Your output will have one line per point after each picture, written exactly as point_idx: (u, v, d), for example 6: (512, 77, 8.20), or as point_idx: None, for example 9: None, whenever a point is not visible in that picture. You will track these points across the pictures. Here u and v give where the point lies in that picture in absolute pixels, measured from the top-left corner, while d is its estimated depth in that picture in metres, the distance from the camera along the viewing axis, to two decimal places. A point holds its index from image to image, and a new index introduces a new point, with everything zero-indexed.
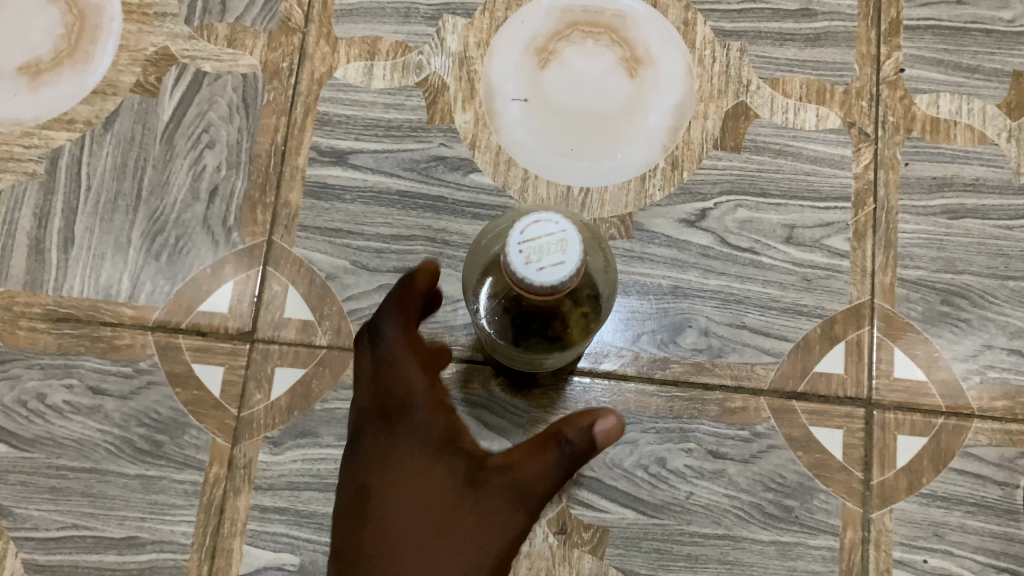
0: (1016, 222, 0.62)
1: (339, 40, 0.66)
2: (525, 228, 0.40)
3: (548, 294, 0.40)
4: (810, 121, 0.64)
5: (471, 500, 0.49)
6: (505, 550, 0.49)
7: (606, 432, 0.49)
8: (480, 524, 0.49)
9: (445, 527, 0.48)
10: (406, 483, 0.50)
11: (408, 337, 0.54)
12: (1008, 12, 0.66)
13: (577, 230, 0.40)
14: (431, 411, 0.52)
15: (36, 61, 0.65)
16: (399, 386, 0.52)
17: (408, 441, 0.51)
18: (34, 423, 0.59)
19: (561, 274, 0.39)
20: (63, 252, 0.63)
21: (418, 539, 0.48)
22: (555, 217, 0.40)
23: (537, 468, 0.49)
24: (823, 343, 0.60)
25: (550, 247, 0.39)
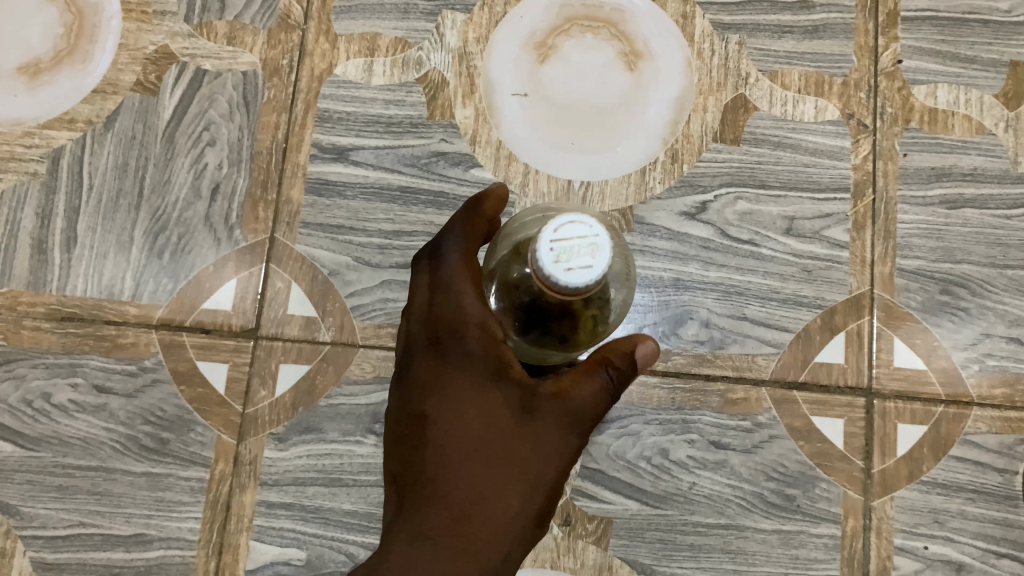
0: (1014, 211, 0.63)
1: (339, 36, 0.66)
2: (558, 227, 0.39)
3: (567, 293, 0.39)
4: (809, 114, 0.64)
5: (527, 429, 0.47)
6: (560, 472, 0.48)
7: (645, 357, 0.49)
8: (537, 450, 0.47)
9: (503, 455, 0.47)
10: (461, 412, 0.48)
11: (460, 260, 0.49)
12: (1005, 2, 0.66)
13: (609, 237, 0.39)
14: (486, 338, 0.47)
15: (35, 61, 0.65)
16: (452, 313, 0.48)
17: (459, 370, 0.48)
18: (39, 422, 0.60)
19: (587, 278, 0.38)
20: (66, 252, 0.63)
21: (477, 468, 0.46)
22: (588, 221, 0.39)
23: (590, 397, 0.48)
24: (823, 334, 0.61)
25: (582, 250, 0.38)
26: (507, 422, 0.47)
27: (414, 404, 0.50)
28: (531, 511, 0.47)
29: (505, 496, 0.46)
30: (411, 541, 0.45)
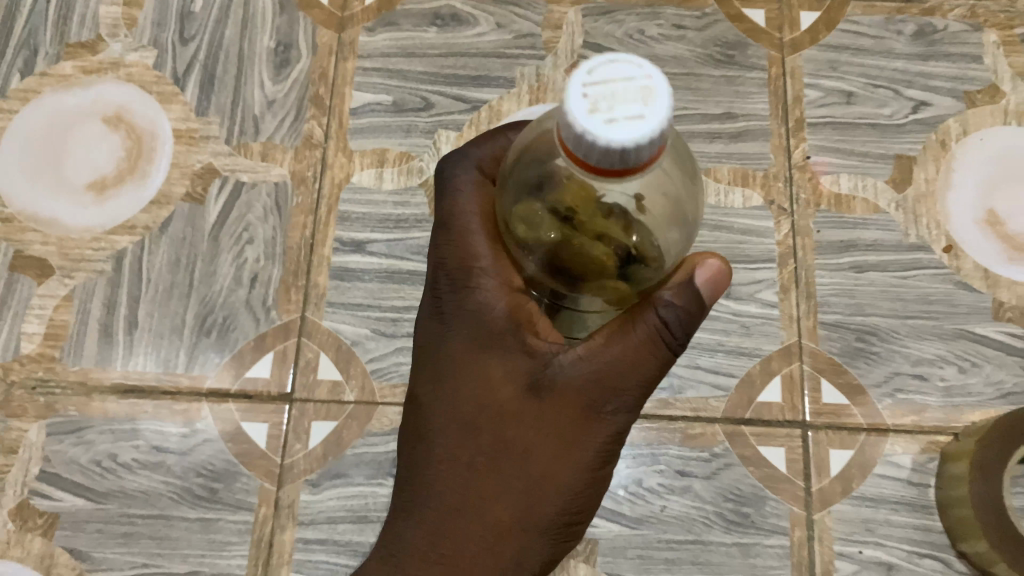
0: (910, 271, 0.77)
1: (354, 151, 0.81)
2: (595, 69, 0.36)
3: (623, 173, 0.37)
4: (738, 201, 0.79)
5: (554, 400, 0.51)
6: (601, 442, 0.52)
7: (714, 283, 0.48)
8: (571, 423, 0.51)
9: (527, 418, 0.51)
10: (463, 368, 0.53)
11: (474, 202, 0.53)
12: (887, 109, 0.83)
13: (662, 82, 0.36)
14: (502, 292, 0.51)
15: (102, 179, 0.79)
16: (462, 257, 0.52)
17: (477, 346, 0.53)
18: (106, 478, 0.71)
19: (638, 135, 0.35)
20: (128, 334, 0.75)
21: (536, 454, 0.51)
22: (641, 59, 0.37)
23: (633, 352, 0.49)
24: (763, 377, 0.73)
25: (628, 95, 0.36)
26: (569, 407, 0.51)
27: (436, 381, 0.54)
28: (544, 487, 0.52)
29: (531, 454, 0.52)
30: (468, 519, 0.53)
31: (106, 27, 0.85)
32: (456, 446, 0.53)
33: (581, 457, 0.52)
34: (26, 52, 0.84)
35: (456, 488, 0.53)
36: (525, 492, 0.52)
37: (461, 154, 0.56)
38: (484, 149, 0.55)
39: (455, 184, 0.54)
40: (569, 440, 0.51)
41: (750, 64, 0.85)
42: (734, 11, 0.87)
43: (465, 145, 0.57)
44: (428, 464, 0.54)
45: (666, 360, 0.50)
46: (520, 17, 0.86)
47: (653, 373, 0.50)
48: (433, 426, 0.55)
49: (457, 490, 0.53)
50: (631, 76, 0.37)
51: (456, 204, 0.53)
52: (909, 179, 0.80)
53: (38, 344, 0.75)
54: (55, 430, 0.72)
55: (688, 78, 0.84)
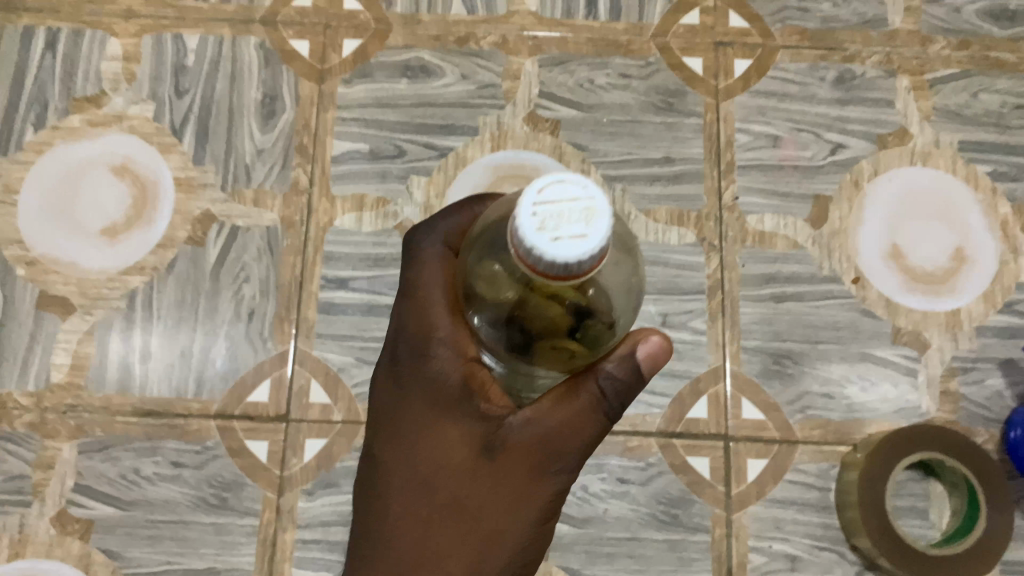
0: (822, 301, 0.90)
1: (336, 197, 0.91)
2: (546, 192, 0.43)
3: (568, 278, 0.43)
4: (674, 239, 0.91)
5: (503, 458, 0.57)
6: (544, 497, 0.59)
7: (655, 357, 0.55)
8: (520, 480, 0.58)
9: (478, 476, 0.58)
10: (424, 425, 0.60)
11: (438, 275, 0.61)
12: (808, 152, 0.95)
13: (604, 203, 0.43)
14: (456, 359, 0.59)
15: (113, 225, 0.90)
16: (423, 326, 0.61)
17: (435, 406, 0.60)
18: (132, 489, 0.84)
19: (579, 253, 0.41)
20: (144, 364, 0.86)
21: (487, 508, 0.58)
22: (587, 182, 0.43)
23: (576, 417, 0.56)
24: (692, 397, 0.86)
25: (573, 216, 0.42)
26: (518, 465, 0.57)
27: (398, 435, 0.62)
28: (493, 538, 0.58)
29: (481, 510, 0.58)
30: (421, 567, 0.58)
31: (109, 82, 0.95)
32: (411, 505, 0.60)
33: (528, 513, 0.58)
34: (38, 107, 0.93)
35: (412, 537, 0.59)
36: (477, 542, 0.58)
37: (431, 226, 0.64)
38: (451, 221, 0.63)
39: (423, 257, 0.62)
40: (516, 496, 0.58)
41: (688, 110, 0.96)
42: (674, 59, 0.98)
43: (435, 215, 0.65)
44: (387, 521, 0.60)
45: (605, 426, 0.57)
46: (482, 68, 0.96)
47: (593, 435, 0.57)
48: (389, 487, 0.61)
49: (411, 547, 0.59)
50: (576, 196, 0.43)
51: (421, 274, 0.62)
52: (825, 217, 0.92)
53: (65, 373, 0.86)
54: (85, 449, 0.84)
55: (631, 125, 0.95)
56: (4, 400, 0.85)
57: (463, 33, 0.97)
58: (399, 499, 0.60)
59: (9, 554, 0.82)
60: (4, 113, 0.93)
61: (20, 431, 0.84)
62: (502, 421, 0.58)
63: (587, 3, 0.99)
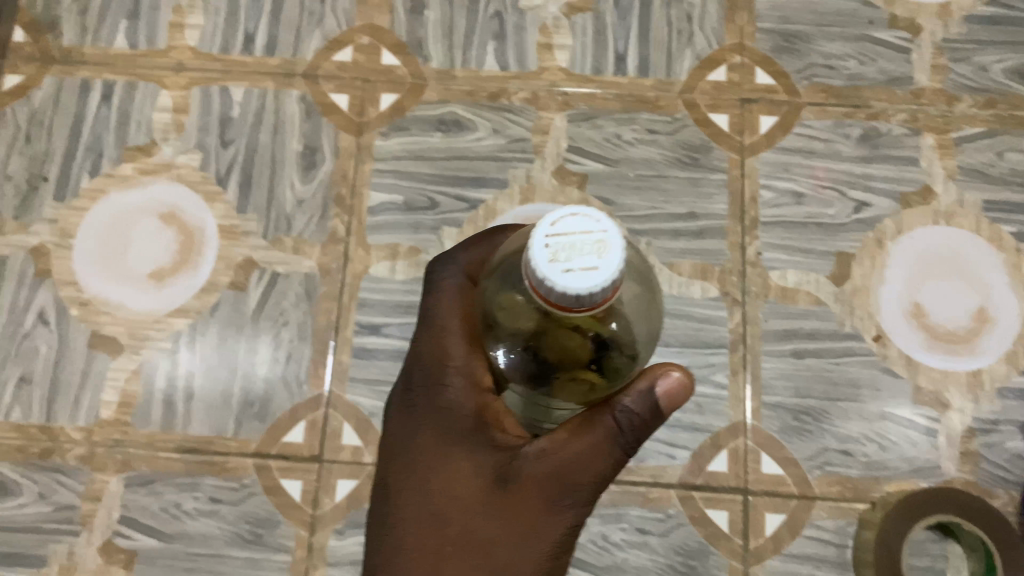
0: (843, 358, 0.92)
1: (371, 246, 0.96)
2: (558, 225, 0.45)
3: (581, 308, 0.45)
4: (697, 292, 0.95)
5: (517, 488, 0.59)
6: (559, 531, 0.59)
7: (674, 393, 0.57)
8: (534, 511, 0.59)
9: (492, 506, 0.59)
10: (439, 457, 0.63)
11: (454, 307, 0.65)
12: (831, 209, 0.98)
13: (615, 236, 0.45)
14: (469, 391, 0.62)
15: (160, 269, 0.95)
16: (439, 355, 0.64)
17: (450, 436, 0.63)
18: (173, 522, 0.88)
19: (589, 284, 0.44)
20: (187, 403, 0.91)
21: (501, 539, 0.59)
22: (600, 216, 0.46)
23: (589, 449, 0.57)
24: (712, 450, 0.89)
25: (585, 249, 0.45)
26: (532, 495, 0.59)
27: (412, 466, 0.63)
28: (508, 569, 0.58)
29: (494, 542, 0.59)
30: None
31: (159, 132, 0.99)
32: (426, 535, 0.61)
33: (542, 545, 0.59)
34: (93, 156, 0.98)
35: (426, 566, 0.60)
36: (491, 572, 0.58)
37: (450, 259, 0.68)
38: (472, 253, 0.67)
39: (441, 288, 0.66)
40: (530, 527, 0.59)
41: (712, 165, 0.99)
42: (700, 115, 1.01)
43: (454, 249, 0.69)
44: (401, 553, 0.61)
45: (619, 459, 0.58)
46: (513, 123, 1.01)
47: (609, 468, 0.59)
48: (402, 519, 0.62)
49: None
50: (589, 230, 0.45)
51: (439, 305, 0.66)
52: (846, 275, 0.95)
53: (114, 410, 0.91)
54: (131, 482, 0.89)
55: (656, 180, 0.99)
56: (57, 434, 0.90)
57: (495, 89, 1.02)
58: (411, 532, 0.61)
59: None
60: (62, 161, 0.98)
61: (70, 463, 0.89)
62: (517, 450, 0.59)
63: (617, 59, 1.03)
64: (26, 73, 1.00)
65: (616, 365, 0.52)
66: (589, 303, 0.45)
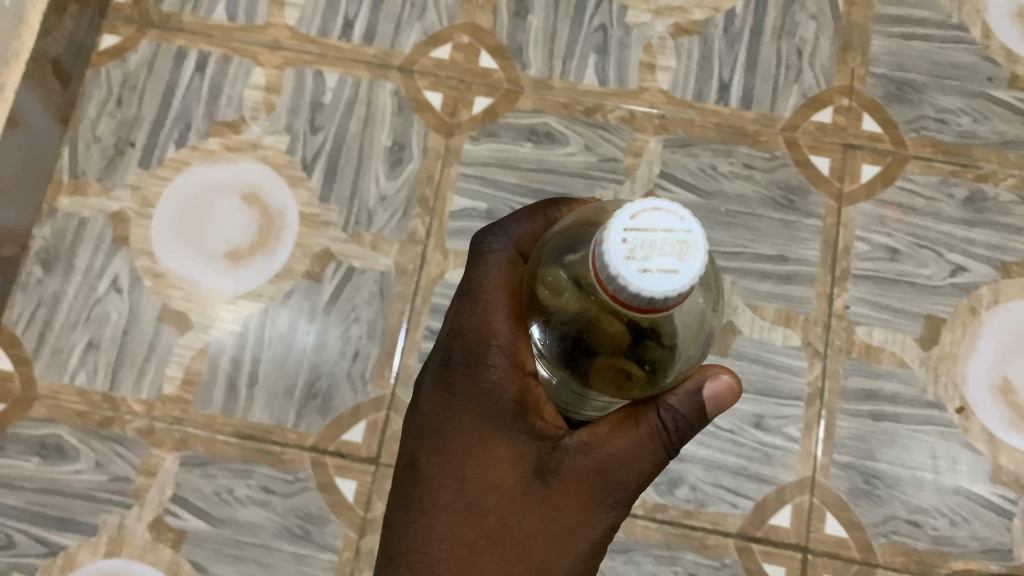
0: (921, 426, 0.91)
1: (449, 251, 0.93)
2: (639, 218, 0.41)
3: (648, 311, 0.41)
4: (779, 339, 0.92)
5: (556, 486, 0.56)
6: (594, 532, 0.57)
7: (721, 397, 0.54)
8: (576, 506, 0.56)
9: (530, 502, 0.57)
10: (476, 440, 0.58)
11: (501, 280, 0.58)
12: (927, 269, 0.95)
13: (699, 239, 0.41)
14: (513, 373, 0.57)
15: (236, 250, 0.93)
16: (481, 332, 0.58)
17: (489, 419, 0.58)
18: (224, 507, 0.87)
19: (668, 287, 0.39)
20: (249, 389, 0.90)
21: (540, 532, 0.56)
22: (685, 214, 0.41)
23: (635, 445, 0.54)
24: (775, 503, 0.89)
25: (665, 248, 0.40)
26: (575, 489, 0.56)
27: (446, 446, 0.59)
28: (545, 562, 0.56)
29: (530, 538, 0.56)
30: None
31: (248, 109, 0.97)
32: (462, 521, 0.58)
33: (581, 539, 0.57)
34: (181, 126, 0.97)
35: (462, 554, 0.57)
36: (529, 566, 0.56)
37: (501, 228, 0.61)
38: (523, 224, 0.61)
39: (488, 259, 0.59)
40: (570, 522, 0.56)
41: (808, 210, 0.96)
42: (801, 156, 0.97)
43: (505, 217, 0.62)
44: (435, 537, 0.58)
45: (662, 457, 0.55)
46: (606, 141, 0.97)
47: (649, 469, 0.56)
48: (434, 501, 0.59)
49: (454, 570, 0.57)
50: (670, 227, 0.41)
51: (482, 276, 0.59)
52: (935, 340, 0.93)
53: (176, 387, 0.90)
54: (186, 461, 0.88)
55: (749, 218, 0.95)
56: (119, 404, 0.89)
57: (591, 104, 0.98)
58: (443, 518, 0.58)
59: (105, 552, 0.86)
60: (151, 128, 0.97)
61: (129, 435, 0.89)
62: (558, 443, 0.56)
63: (720, 88, 0.99)
64: (123, 34, 0.99)
65: (660, 360, 0.46)
66: (661, 308, 0.40)
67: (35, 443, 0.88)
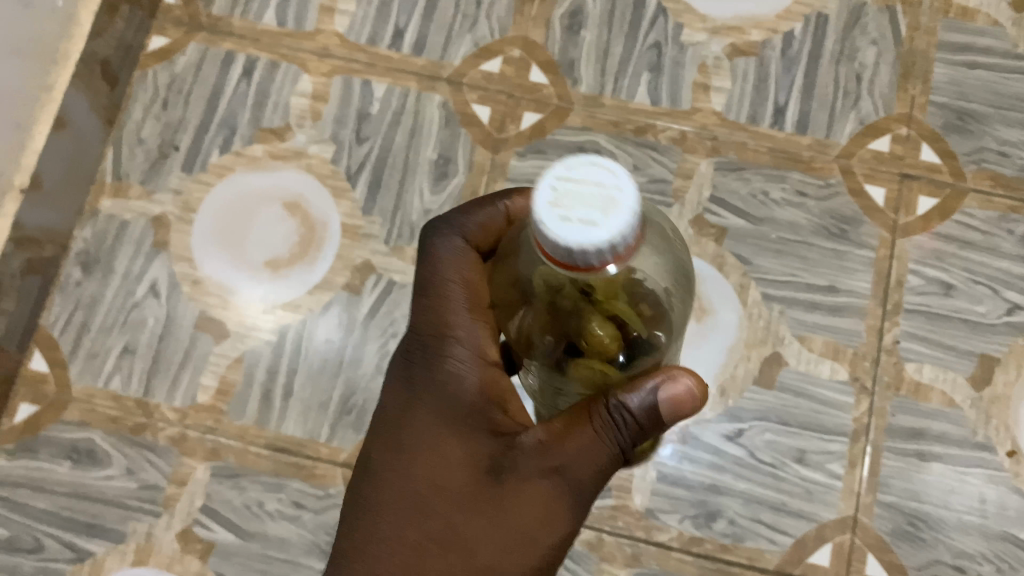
0: (970, 468, 0.87)
1: None
2: (573, 171, 0.40)
3: (573, 268, 0.39)
4: (825, 373, 0.90)
5: (509, 488, 0.53)
6: (552, 537, 0.54)
7: (682, 400, 0.52)
8: (533, 507, 0.53)
9: (484, 499, 0.53)
10: (428, 434, 0.56)
11: (456, 273, 0.58)
12: (982, 306, 0.92)
13: (630, 195, 0.39)
14: (471, 362, 0.56)
15: (277, 259, 0.92)
16: (438, 324, 0.57)
17: (441, 414, 0.56)
18: (253, 520, 0.86)
19: (584, 240, 0.38)
20: (283, 402, 0.88)
21: (494, 531, 0.53)
22: (620, 171, 0.39)
23: (593, 444, 0.52)
24: (816, 541, 0.86)
25: (592, 201, 0.39)
26: (532, 487, 0.53)
27: (394, 442, 0.56)
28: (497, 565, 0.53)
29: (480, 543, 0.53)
30: None
31: (294, 117, 0.96)
32: (409, 520, 0.54)
33: (537, 542, 0.53)
34: (226, 131, 0.96)
35: (408, 556, 0.53)
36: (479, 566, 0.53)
37: (446, 221, 0.60)
38: (474, 218, 0.59)
39: (437, 254, 0.58)
40: (525, 522, 0.53)
41: (860, 241, 0.93)
42: (856, 184, 0.94)
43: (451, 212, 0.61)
44: (379, 537, 0.54)
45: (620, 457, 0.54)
46: (655, 162, 0.95)
47: (604, 469, 0.54)
48: (380, 500, 0.55)
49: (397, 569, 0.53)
50: (603, 180, 0.39)
51: (432, 270, 0.58)
52: (988, 379, 0.89)
53: (210, 396, 0.89)
54: (217, 472, 0.87)
55: (799, 246, 0.93)
56: (153, 411, 0.88)
57: (642, 124, 0.96)
58: (390, 518, 0.54)
59: (132, 560, 0.85)
60: (195, 132, 0.96)
61: (161, 443, 0.88)
62: (513, 440, 0.54)
63: (775, 112, 0.96)
64: (172, 36, 0.98)
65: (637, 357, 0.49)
66: (582, 264, 0.39)
67: (67, 446, 0.87)
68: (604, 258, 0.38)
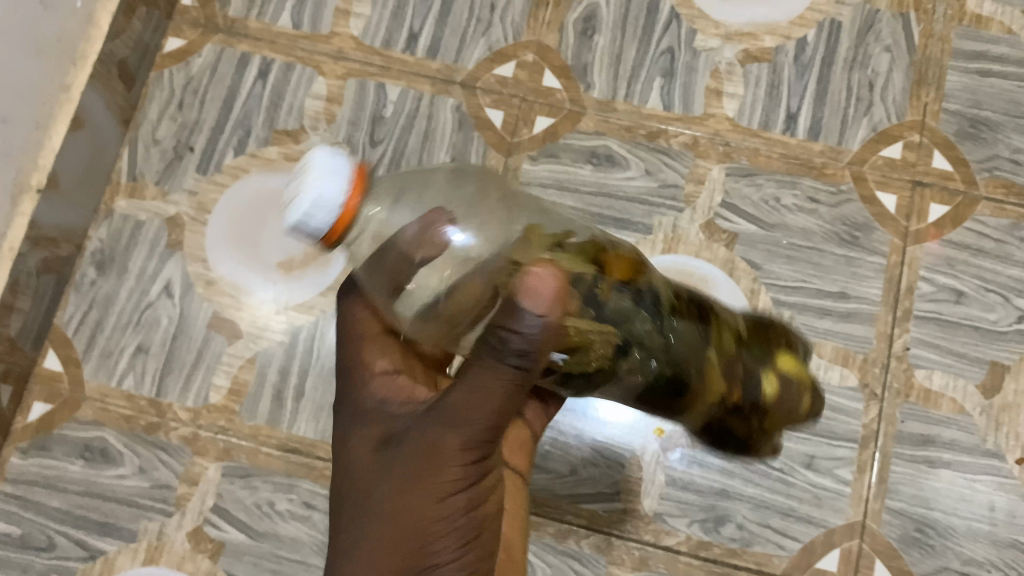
0: (980, 475, 0.87)
1: None
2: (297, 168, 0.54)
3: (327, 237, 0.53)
4: (835, 378, 0.90)
5: (403, 449, 0.58)
6: (454, 472, 0.56)
7: (542, 287, 0.51)
8: (426, 451, 0.57)
9: (386, 466, 0.59)
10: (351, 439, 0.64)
11: (355, 318, 0.69)
12: (992, 314, 0.92)
13: (317, 160, 0.53)
14: (374, 379, 0.66)
15: (290, 260, 0.92)
16: (349, 360, 0.69)
17: (359, 419, 0.64)
18: (264, 520, 0.86)
19: (305, 206, 0.52)
20: (295, 403, 0.89)
21: (402, 488, 0.57)
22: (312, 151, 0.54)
23: (463, 386, 0.54)
24: (823, 546, 0.86)
25: (295, 180, 0.53)
26: (424, 438, 0.57)
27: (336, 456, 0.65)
28: (415, 514, 0.57)
29: (383, 508, 0.58)
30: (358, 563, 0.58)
31: (309, 119, 0.96)
32: (346, 513, 0.61)
33: (442, 482, 0.56)
34: (241, 132, 0.96)
35: (349, 539, 0.59)
36: (400, 523, 0.57)
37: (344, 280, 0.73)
38: None
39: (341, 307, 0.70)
40: (421, 468, 0.57)
41: (871, 247, 0.93)
42: (867, 191, 0.95)
43: None
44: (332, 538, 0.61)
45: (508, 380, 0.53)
46: (667, 167, 0.95)
47: (493, 402, 0.54)
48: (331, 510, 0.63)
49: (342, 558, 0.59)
50: (317, 167, 0.53)
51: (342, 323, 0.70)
52: (997, 387, 0.90)
53: (223, 396, 0.89)
54: (229, 472, 0.87)
55: (811, 252, 0.93)
56: (166, 410, 0.89)
57: (654, 128, 0.96)
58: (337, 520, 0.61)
59: (144, 559, 0.86)
60: (210, 133, 0.96)
61: (174, 442, 0.88)
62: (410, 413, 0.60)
63: (787, 118, 0.96)
64: (188, 38, 0.99)
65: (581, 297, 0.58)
66: (327, 225, 0.52)
67: (80, 445, 0.88)
68: (332, 212, 0.52)
